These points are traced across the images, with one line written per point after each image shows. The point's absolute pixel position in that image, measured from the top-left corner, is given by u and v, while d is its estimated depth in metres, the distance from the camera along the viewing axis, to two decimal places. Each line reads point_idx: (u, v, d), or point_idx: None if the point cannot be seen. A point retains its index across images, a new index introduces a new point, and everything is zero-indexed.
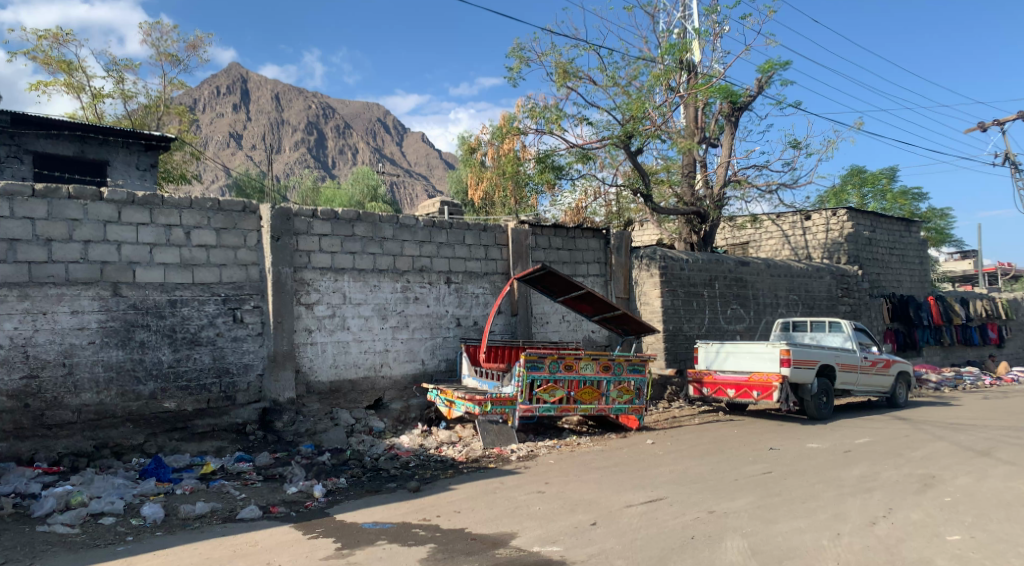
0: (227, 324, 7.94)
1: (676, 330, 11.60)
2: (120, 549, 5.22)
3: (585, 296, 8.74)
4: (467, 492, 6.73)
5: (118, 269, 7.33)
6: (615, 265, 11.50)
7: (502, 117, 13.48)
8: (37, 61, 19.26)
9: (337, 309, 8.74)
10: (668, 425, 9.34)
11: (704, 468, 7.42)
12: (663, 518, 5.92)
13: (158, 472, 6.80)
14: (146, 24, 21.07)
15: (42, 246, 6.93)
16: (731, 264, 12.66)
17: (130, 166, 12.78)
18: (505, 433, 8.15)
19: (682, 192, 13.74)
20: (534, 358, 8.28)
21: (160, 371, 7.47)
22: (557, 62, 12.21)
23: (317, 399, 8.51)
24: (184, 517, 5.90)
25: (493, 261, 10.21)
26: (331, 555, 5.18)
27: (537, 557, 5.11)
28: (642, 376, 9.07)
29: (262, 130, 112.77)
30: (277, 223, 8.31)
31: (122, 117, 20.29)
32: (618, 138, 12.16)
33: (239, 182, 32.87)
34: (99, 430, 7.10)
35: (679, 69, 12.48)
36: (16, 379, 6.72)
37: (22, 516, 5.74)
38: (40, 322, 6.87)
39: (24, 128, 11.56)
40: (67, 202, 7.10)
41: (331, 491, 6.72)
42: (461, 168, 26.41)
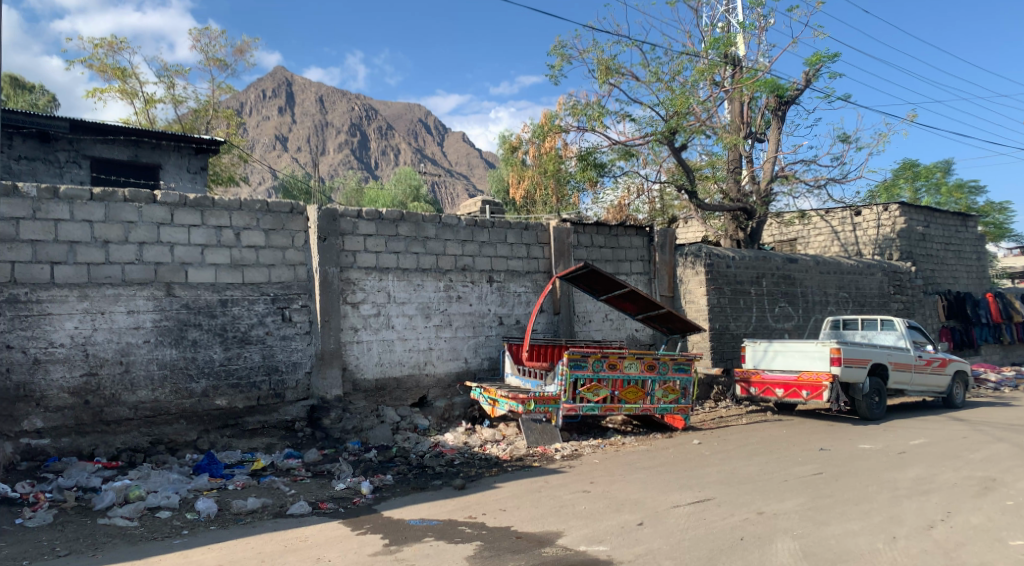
0: (275, 323, 8.08)
1: (722, 328, 11.45)
2: (176, 542, 5.36)
3: (630, 294, 8.67)
4: (512, 491, 6.73)
5: (171, 270, 7.52)
6: (659, 263, 11.39)
7: (544, 115, 13.47)
8: (94, 68, 19.94)
9: (382, 308, 8.84)
10: (714, 425, 9.21)
11: (752, 468, 7.30)
12: (711, 519, 5.84)
13: (211, 468, 6.96)
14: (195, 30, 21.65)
15: (100, 248, 7.15)
16: (779, 261, 12.44)
17: (181, 169, 13.10)
18: (549, 433, 8.12)
19: (727, 188, 13.55)
20: (577, 357, 8.24)
21: (212, 369, 7.64)
22: (599, 59, 12.14)
23: (363, 397, 8.63)
24: (236, 511, 6.03)
25: (535, 260, 10.20)
26: (379, 551, 5.24)
27: (584, 557, 5.09)
28: (688, 375, 8.96)
29: (302, 132, 114.68)
30: (324, 224, 8.42)
31: (173, 122, 20.84)
32: (662, 134, 12.04)
33: (284, 183, 33.50)
34: (154, 426, 7.30)
35: (724, 63, 12.33)
36: (76, 376, 6.96)
37: (84, 509, 5.93)
38: (98, 321, 7.09)
39: (82, 133, 11.97)
40: (122, 204, 7.30)
41: (378, 488, 6.80)
42: (503, 167, 26.43)
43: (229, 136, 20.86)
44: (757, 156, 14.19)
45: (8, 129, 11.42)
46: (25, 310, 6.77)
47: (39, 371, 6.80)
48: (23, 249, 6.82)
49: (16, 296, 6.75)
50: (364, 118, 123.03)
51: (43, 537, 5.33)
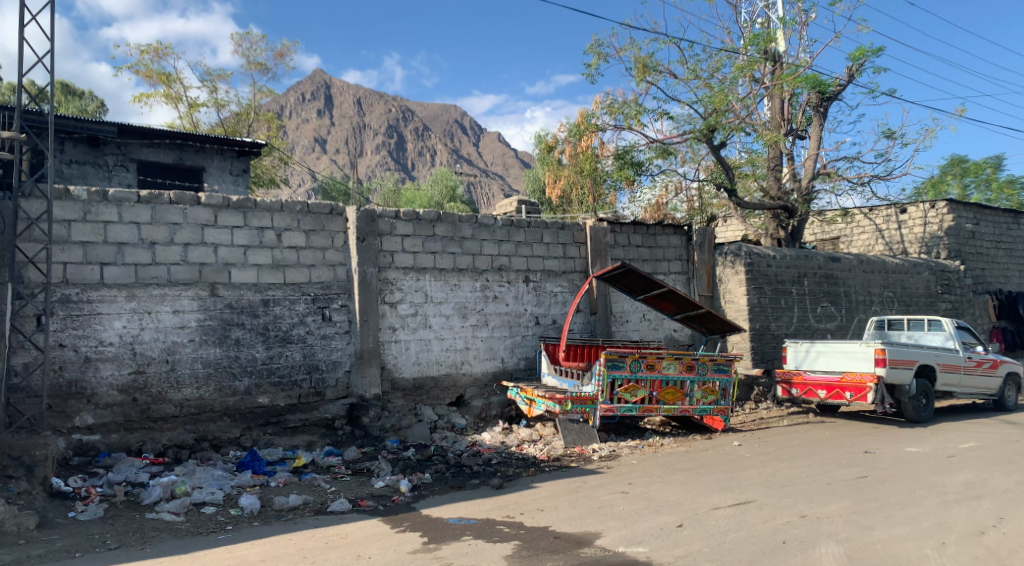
0: (316, 322, 8.20)
1: (763, 328, 11.28)
2: (221, 537, 5.47)
3: (667, 294, 8.58)
4: (549, 491, 6.72)
5: (215, 270, 7.67)
6: (697, 262, 11.28)
7: (580, 114, 13.43)
8: (140, 74, 20.48)
9: (419, 308, 8.91)
10: (754, 427, 9.08)
11: (795, 470, 7.18)
12: (753, 521, 5.76)
13: (254, 465, 7.08)
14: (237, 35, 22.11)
15: (147, 249, 7.33)
16: (822, 260, 12.21)
17: (224, 172, 13.40)
18: (586, 433, 8.09)
19: (767, 186, 13.33)
20: (615, 357, 8.19)
21: (255, 368, 7.78)
22: (636, 57, 12.05)
23: (401, 395, 8.71)
24: (279, 508, 6.12)
25: (571, 260, 10.18)
26: (418, 549, 5.28)
27: (623, 558, 5.06)
28: (728, 376, 8.84)
29: (337, 134, 116.13)
30: (362, 225, 8.52)
31: (216, 125, 21.29)
32: (700, 132, 11.91)
33: (323, 185, 34.00)
34: (199, 423, 7.45)
35: (764, 60, 12.16)
36: (125, 374, 7.14)
37: (133, 503, 6.09)
38: (146, 320, 7.27)
39: (129, 137, 12.25)
40: (168, 207, 7.47)
41: (417, 486, 6.84)
42: (538, 166, 26.40)
43: (269, 139, 21.27)
44: (798, 153, 13.96)
45: (59, 134, 11.75)
46: (77, 309, 6.98)
47: (90, 369, 7.00)
48: (74, 250, 7.01)
49: (67, 296, 6.96)
50: (398, 119, 124.08)
51: (95, 530, 5.48)
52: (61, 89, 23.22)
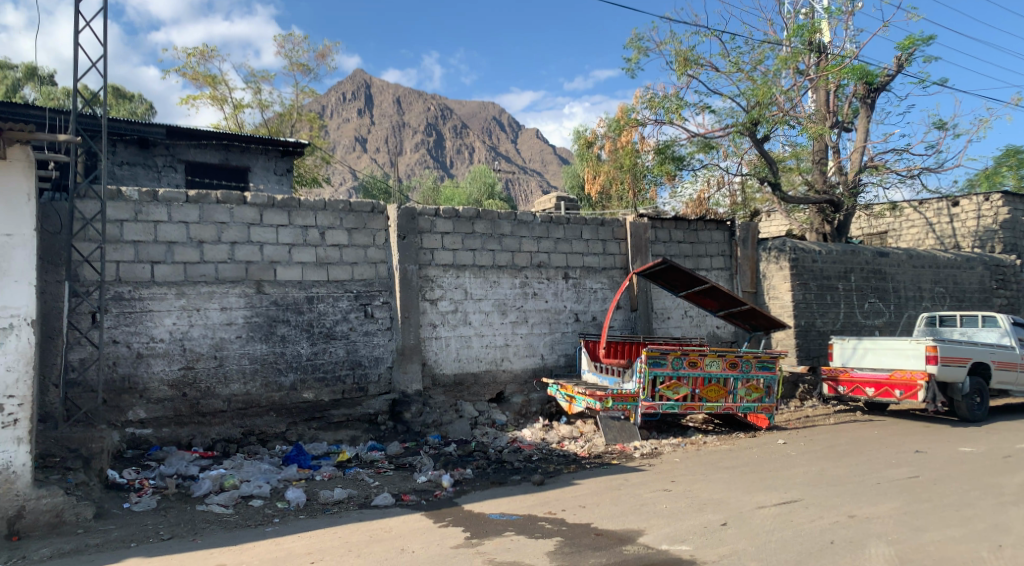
0: (359, 319, 8.32)
1: (808, 325, 11.08)
2: (268, 530, 5.58)
3: (710, 290, 8.47)
4: (591, 488, 6.71)
5: (261, 268, 7.82)
6: (741, 258, 11.11)
7: (620, 109, 13.34)
8: (187, 77, 20.97)
9: (459, 305, 8.97)
10: (800, 425, 8.92)
11: (842, 469, 7.04)
12: (799, 521, 5.67)
13: (299, 459, 7.20)
14: (280, 37, 22.51)
15: (195, 248, 7.50)
16: (869, 255, 11.94)
17: (268, 172, 13.67)
18: (628, 430, 8.06)
19: (812, 179, 13.08)
20: (656, 354, 8.12)
21: (301, 363, 7.92)
22: (677, 50, 11.92)
23: (442, 391, 8.77)
24: (324, 502, 6.23)
25: (611, 256, 10.13)
26: (461, 543, 5.31)
27: (666, 556, 5.02)
28: (773, 373, 8.69)
29: (373, 133, 117.35)
30: (403, 222, 8.60)
31: (260, 125, 21.72)
32: (743, 126, 11.74)
33: (363, 183, 34.38)
34: (246, 418, 7.61)
35: (809, 51, 11.90)
36: (175, 369, 7.32)
37: (184, 495, 6.25)
38: (195, 317, 7.44)
39: (178, 139, 12.52)
40: (215, 206, 7.62)
41: (458, 481, 6.89)
42: (577, 162, 26.33)
43: (312, 139, 21.60)
44: (844, 146, 13.67)
45: (111, 137, 12.02)
46: (129, 306, 7.17)
47: (142, 365, 7.18)
48: (126, 249, 7.20)
49: (120, 294, 7.15)
50: (433, 117, 124.82)
51: (148, 521, 5.64)
52: (112, 92, 23.88)
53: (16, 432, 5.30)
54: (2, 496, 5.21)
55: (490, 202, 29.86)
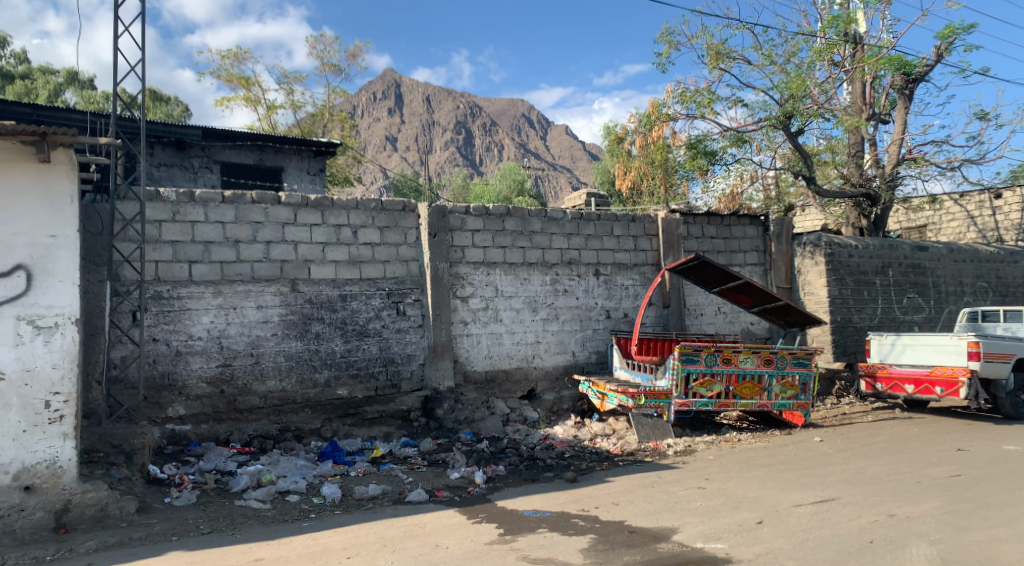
0: (391, 316, 8.39)
1: (845, 321, 10.91)
2: (305, 525, 5.66)
3: (744, 285, 8.37)
4: (624, 485, 6.69)
5: (295, 266, 7.92)
6: (775, 253, 10.96)
7: (651, 104, 13.24)
8: (221, 79, 21.31)
9: (490, 302, 8.99)
10: (837, 423, 8.79)
11: (881, 468, 6.92)
12: (837, 520, 5.58)
13: (334, 455, 7.29)
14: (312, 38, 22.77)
15: (231, 247, 7.62)
16: (908, 250, 11.71)
17: (302, 172, 13.84)
18: (661, 428, 8.01)
19: (848, 173, 12.86)
20: (689, 351, 8.06)
21: (335, 360, 8.01)
22: (709, 44, 11.79)
23: (474, 388, 8.81)
24: (359, 497, 6.29)
25: (643, 252, 10.07)
26: (495, 540, 5.33)
27: (701, 554, 4.98)
28: (808, 369, 8.56)
29: (401, 131, 118.07)
30: (434, 221, 8.65)
31: (293, 126, 22.00)
32: (777, 119, 11.58)
33: (394, 182, 34.64)
34: (282, 414, 7.72)
35: (844, 42, 11.69)
36: (212, 367, 7.44)
37: (222, 491, 6.36)
38: (231, 315, 7.57)
39: (213, 140, 12.70)
40: (251, 206, 7.74)
41: (491, 478, 6.91)
42: (608, 158, 26.20)
43: (344, 139, 21.80)
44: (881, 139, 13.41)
45: (148, 139, 12.23)
46: (168, 305, 7.30)
47: (181, 362, 7.31)
48: (165, 249, 7.34)
49: (159, 293, 7.28)
50: (460, 115, 125.16)
51: (188, 516, 5.76)
52: (150, 94, 24.34)
53: (63, 428, 5.45)
54: (50, 490, 5.37)
55: (520, 199, 29.86)
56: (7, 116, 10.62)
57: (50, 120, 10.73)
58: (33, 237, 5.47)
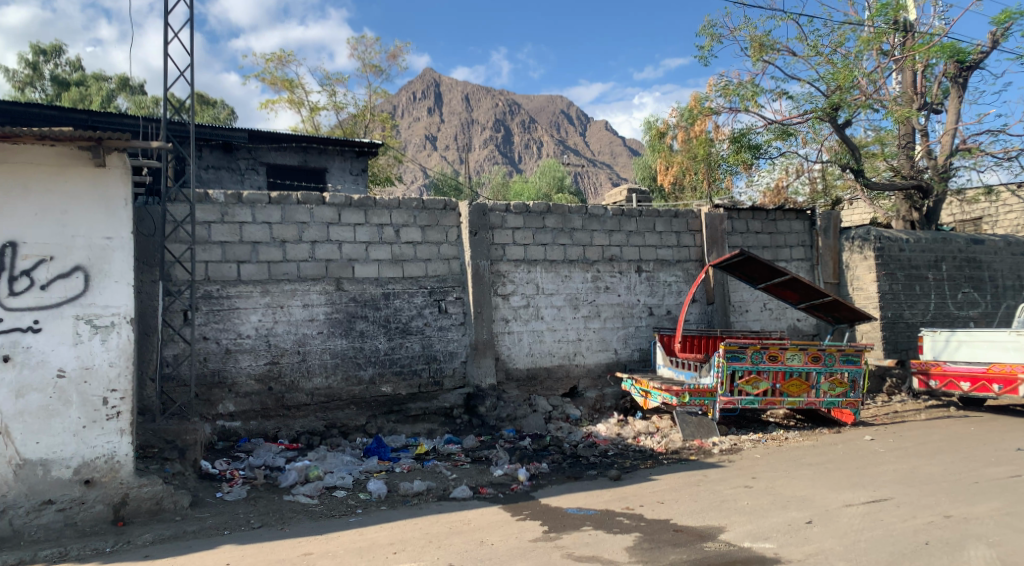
0: (433, 314, 8.47)
1: (896, 317, 10.64)
2: (352, 520, 5.74)
3: (790, 281, 8.22)
4: (669, 483, 6.63)
5: (340, 265, 8.03)
6: (822, 248, 10.74)
7: (693, 99, 13.10)
8: (266, 82, 21.75)
9: (531, 300, 9.00)
10: (889, 421, 8.58)
11: (936, 468, 6.72)
12: (890, 520, 5.45)
13: (379, 451, 7.38)
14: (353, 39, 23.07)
15: (278, 247, 7.75)
16: (963, 243, 11.37)
17: (345, 172, 14.04)
18: (706, 425, 7.93)
19: (898, 165, 12.55)
20: (734, 348, 7.95)
21: (378, 358, 8.13)
22: (752, 36, 11.59)
23: (516, 386, 8.84)
24: (404, 493, 6.35)
25: (686, 248, 9.97)
26: (539, 537, 5.33)
27: (748, 553, 4.92)
28: (858, 367, 8.37)
29: (437, 130, 118.83)
30: (474, 219, 8.69)
31: (335, 126, 22.33)
32: (823, 111, 11.34)
33: (434, 180, 34.94)
34: (328, 411, 7.85)
35: (894, 31, 11.38)
36: (261, 364, 7.60)
37: (272, 486, 6.49)
38: (279, 314, 7.71)
39: (259, 142, 12.96)
40: (297, 207, 7.87)
41: (535, 475, 6.92)
42: (649, 152, 25.92)
43: (384, 139, 22.02)
44: (933, 129, 13.01)
45: (197, 142, 12.52)
46: (217, 304, 7.46)
47: (230, 360, 7.48)
48: (214, 250, 7.49)
49: (209, 293, 7.45)
50: (495, 113, 125.42)
51: (239, 510, 5.88)
52: (196, 98, 24.94)
53: (120, 424, 5.63)
54: (109, 484, 5.54)
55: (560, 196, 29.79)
56: (64, 122, 11.03)
57: (104, 126, 11.11)
58: (90, 240, 5.64)
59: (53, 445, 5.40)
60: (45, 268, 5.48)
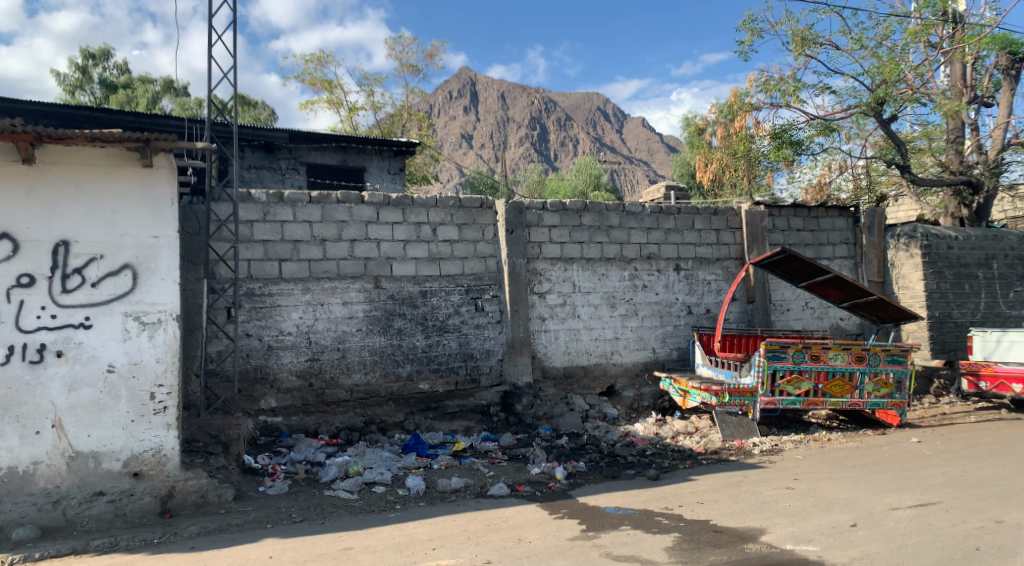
0: (469, 312, 8.51)
1: (944, 316, 10.37)
2: (391, 516, 5.80)
3: (833, 279, 8.06)
4: (709, 484, 6.56)
5: (378, 264, 8.12)
6: (866, 246, 10.52)
7: (733, 95, 12.93)
8: (305, 82, 22.05)
9: (568, 298, 8.98)
10: (936, 423, 8.37)
11: (987, 472, 6.54)
12: (939, 525, 5.31)
13: (417, 447, 7.43)
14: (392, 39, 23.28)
15: (318, 246, 7.86)
16: (1014, 240, 11.02)
17: (383, 172, 14.20)
18: (746, 426, 7.84)
19: (947, 160, 12.24)
20: (775, 348, 7.82)
21: (416, 355, 8.19)
22: (794, 30, 11.39)
23: (553, 384, 8.83)
24: (442, 490, 6.40)
25: (725, 246, 9.85)
26: (577, 536, 5.32)
27: (791, 556, 4.84)
28: (904, 368, 8.18)
29: (469, 129, 119.21)
30: (511, 217, 8.69)
31: (373, 126, 22.56)
32: (868, 106, 11.11)
33: (470, 179, 35.09)
34: (367, 407, 7.94)
35: (943, 22, 11.07)
36: (302, 361, 7.71)
37: (313, 480, 6.58)
38: (319, 311, 7.82)
39: (299, 142, 13.14)
40: (336, 206, 7.96)
41: (572, 474, 6.90)
42: (687, 149, 25.65)
43: (421, 138, 22.16)
44: (983, 123, 12.66)
45: (240, 142, 12.74)
46: (260, 302, 7.59)
47: (272, 357, 7.60)
48: (256, 248, 7.61)
49: (252, 290, 7.57)
50: (528, 111, 125.33)
51: (282, 504, 5.98)
52: (238, 99, 25.43)
53: (166, 418, 5.75)
54: (156, 477, 5.68)
55: (595, 193, 29.68)
56: (112, 124, 11.35)
57: (151, 127, 11.42)
58: (138, 238, 5.79)
59: (103, 439, 5.55)
60: (96, 266, 5.64)
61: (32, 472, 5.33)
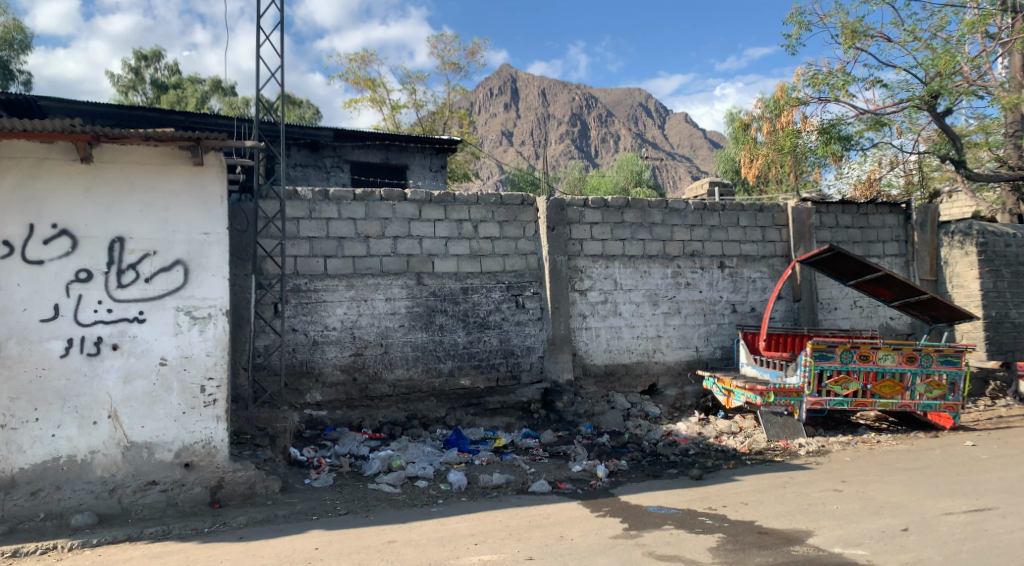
0: (510, 309, 8.52)
1: (1001, 316, 10.04)
2: (434, 510, 5.84)
3: (883, 278, 7.88)
4: (753, 484, 6.47)
5: (420, 260, 8.18)
6: (918, 244, 10.25)
7: (779, 90, 12.69)
8: (349, 81, 22.35)
9: (609, 295, 8.93)
10: (992, 426, 8.12)
11: None
12: (995, 531, 5.15)
13: (459, 443, 7.49)
14: (433, 38, 23.43)
15: (362, 243, 7.95)
16: None
17: (425, 169, 14.32)
18: (791, 426, 7.71)
19: (1005, 154, 11.88)
20: (823, 347, 7.68)
21: (458, 351, 8.24)
22: (844, 23, 11.14)
23: (594, 382, 8.80)
24: (484, 485, 6.42)
25: (771, 244, 9.70)
26: (620, 534, 5.30)
27: (839, 559, 4.75)
28: (957, 369, 7.94)
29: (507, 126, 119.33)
30: (552, 214, 8.69)
31: (415, 124, 22.75)
32: (921, 99, 10.83)
33: (511, 176, 35.17)
34: (410, 402, 8.02)
35: (1001, 12, 10.71)
36: (346, 355, 7.81)
37: (356, 473, 6.68)
38: (363, 307, 7.92)
39: (343, 140, 13.27)
40: (380, 203, 8.05)
41: (614, 472, 6.87)
42: (732, 144, 25.25)
43: (462, 135, 22.23)
44: None
45: (286, 141, 12.96)
46: (306, 297, 7.71)
47: (317, 351, 7.71)
48: (302, 245, 7.73)
49: (298, 286, 7.70)
50: (565, 108, 124.89)
51: (326, 497, 6.07)
52: (283, 99, 25.89)
53: (216, 410, 5.89)
54: (206, 468, 5.82)
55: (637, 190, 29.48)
56: (164, 123, 11.69)
57: (201, 126, 11.70)
58: (189, 235, 5.93)
59: (157, 430, 5.71)
60: (149, 262, 5.79)
61: (90, 460, 5.51)
